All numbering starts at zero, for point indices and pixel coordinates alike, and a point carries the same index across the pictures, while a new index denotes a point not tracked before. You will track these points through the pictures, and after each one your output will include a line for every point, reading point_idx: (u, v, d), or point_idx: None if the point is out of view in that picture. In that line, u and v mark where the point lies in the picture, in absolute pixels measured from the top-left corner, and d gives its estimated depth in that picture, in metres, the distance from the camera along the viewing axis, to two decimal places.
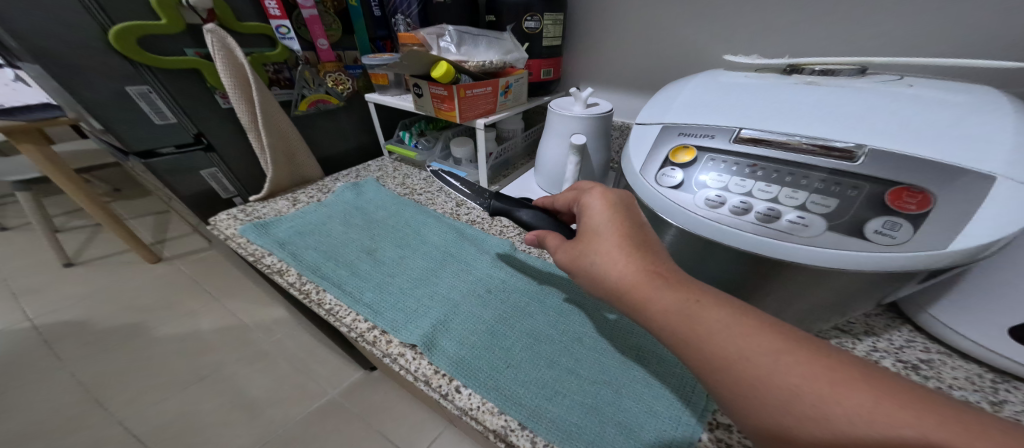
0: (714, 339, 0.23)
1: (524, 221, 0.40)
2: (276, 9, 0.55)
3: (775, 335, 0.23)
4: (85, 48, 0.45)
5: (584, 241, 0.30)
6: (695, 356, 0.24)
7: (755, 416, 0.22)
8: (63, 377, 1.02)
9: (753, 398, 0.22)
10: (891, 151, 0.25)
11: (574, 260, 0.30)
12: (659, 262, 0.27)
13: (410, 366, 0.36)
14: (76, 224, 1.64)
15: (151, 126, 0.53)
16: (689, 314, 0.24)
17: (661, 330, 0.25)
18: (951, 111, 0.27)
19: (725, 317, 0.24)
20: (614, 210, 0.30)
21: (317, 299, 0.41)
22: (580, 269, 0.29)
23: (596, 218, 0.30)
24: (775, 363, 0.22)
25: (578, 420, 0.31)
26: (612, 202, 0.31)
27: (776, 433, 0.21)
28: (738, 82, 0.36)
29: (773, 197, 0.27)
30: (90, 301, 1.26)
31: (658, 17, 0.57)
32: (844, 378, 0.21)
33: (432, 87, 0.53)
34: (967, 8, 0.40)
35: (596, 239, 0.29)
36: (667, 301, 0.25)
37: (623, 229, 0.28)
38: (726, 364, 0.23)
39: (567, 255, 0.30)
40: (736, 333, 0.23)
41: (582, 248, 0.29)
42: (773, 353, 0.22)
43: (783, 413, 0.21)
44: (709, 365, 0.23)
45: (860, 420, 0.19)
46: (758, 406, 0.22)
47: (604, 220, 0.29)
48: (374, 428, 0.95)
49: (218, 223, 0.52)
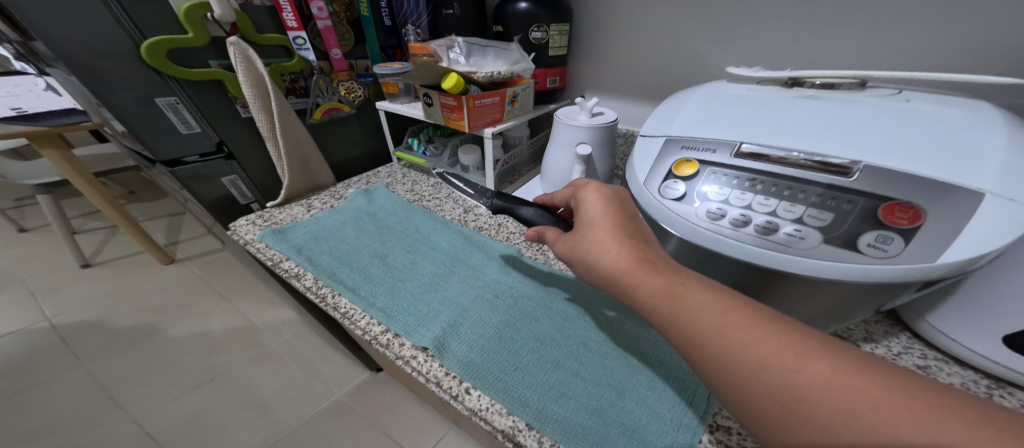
0: (698, 319, 0.24)
1: (525, 217, 0.43)
2: (293, 20, 0.57)
3: (754, 315, 0.24)
4: (116, 62, 0.47)
5: (579, 230, 0.31)
6: (681, 337, 0.25)
7: (736, 393, 0.23)
8: (80, 375, 1.06)
9: (729, 370, 0.23)
10: (886, 167, 0.26)
11: (571, 250, 0.32)
12: (649, 250, 0.28)
13: (423, 368, 0.37)
14: (93, 225, 1.68)
15: (177, 136, 0.56)
16: (675, 295, 0.26)
17: (649, 312, 0.26)
18: (945, 127, 0.28)
19: (709, 298, 0.25)
20: (607, 202, 0.32)
21: (333, 303, 0.43)
22: (577, 258, 0.31)
23: (591, 210, 0.32)
24: (746, 337, 0.23)
25: (582, 421, 0.33)
26: (607, 195, 0.33)
27: (752, 407, 0.22)
28: (739, 96, 0.38)
29: (772, 211, 0.28)
30: (106, 301, 1.29)
31: (662, 29, 0.59)
32: (817, 352, 0.22)
33: (442, 97, 0.54)
34: (965, 23, 0.41)
35: (591, 228, 0.31)
36: (656, 283, 0.26)
37: (616, 221, 0.30)
38: (704, 341, 0.24)
39: (566, 246, 0.32)
40: (718, 312, 0.24)
41: (578, 238, 0.31)
42: (751, 329, 0.23)
43: (760, 387, 0.22)
44: (695, 343, 0.24)
45: (822, 387, 0.20)
46: (732, 380, 0.23)
47: (598, 213, 0.31)
48: (380, 428, 0.97)
49: (237, 228, 0.54)
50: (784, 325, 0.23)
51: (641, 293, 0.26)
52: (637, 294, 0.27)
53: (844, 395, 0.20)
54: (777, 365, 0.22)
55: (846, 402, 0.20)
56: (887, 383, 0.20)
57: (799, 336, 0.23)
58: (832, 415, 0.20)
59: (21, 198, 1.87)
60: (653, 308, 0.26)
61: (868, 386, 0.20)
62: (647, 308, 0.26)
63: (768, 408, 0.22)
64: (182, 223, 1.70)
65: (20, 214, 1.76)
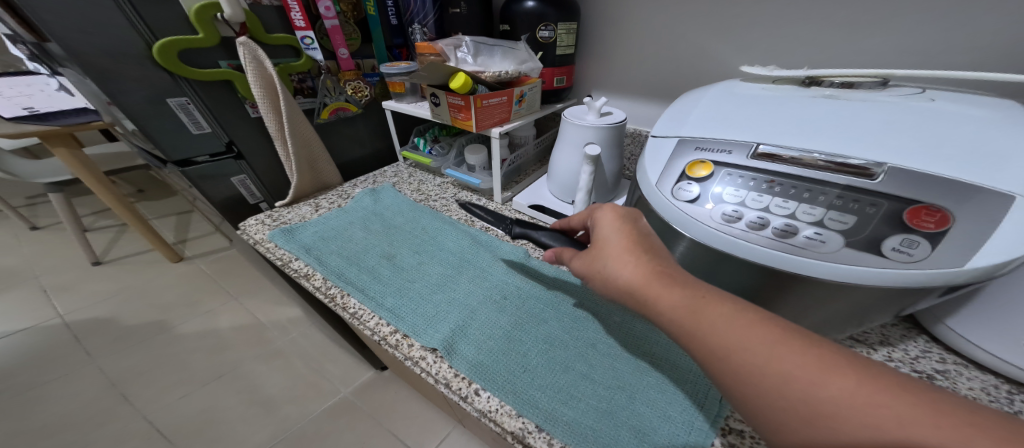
0: (717, 332, 0.24)
1: (542, 242, 0.41)
2: (301, 20, 0.58)
3: (777, 329, 0.23)
4: (130, 63, 0.48)
5: (595, 248, 0.31)
6: (699, 350, 0.25)
7: (761, 411, 0.23)
8: (92, 371, 1.07)
9: (748, 386, 0.23)
10: (911, 168, 0.25)
11: (586, 266, 0.31)
12: (666, 264, 0.28)
13: (431, 369, 0.37)
14: (103, 223, 1.70)
15: (188, 136, 0.56)
16: (694, 309, 0.25)
17: (667, 325, 0.26)
18: (970, 127, 0.27)
19: (728, 311, 0.25)
20: (623, 219, 0.31)
21: (342, 303, 0.44)
22: (592, 274, 0.31)
23: (606, 228, 0.32)
24: (769, 351, 0.22)
25: (593, 423, 0.32)
26: (622, 214, 0.32)
27: (773, 423, 0.22)
28: (752, 96, 0.37)
29: (790, 213, 0.28)
30: (116, 298, 1.31)
31: (671, 27, 0.58)
32: (845, 369, 0.21)
33: (449, 97, 0.54)
34: (986, 20, 0.40)
35: (606, 244, 0.30)
36: (677, 298, 0.26)
37: (631, 236, 0.30)
38: (722, 354, 0.24)
39: (581, 263, 0.32)
40: (738, 325, 0.24)
41: (593, 253, 0.31)
42: (775, 344, 0.23)
43: (786, 406, 0.21)
44: (715, 357, 0.24)
45: (847, 404, 0.20)
46: (752, 394, 0.23)
47: (613, 230, 0.31)
48: (385, 426, 0.97)
49: (247, 228, 0.54)
50: (805, 338, 0.23)
51: (655, 301, 0.26)
52: (653, 302, 0.27)
53: (873, 412, 0.19)
54: (801, 382, 0.21)
55: (872, 418, 0.19)
56: (914, 397, 0.20)
57: (825, 351, 0.22)
58: (857, 435, 0.19)
59: (33, 197, 1.90)
60: (668, 315, 0.26)
61: (896, 404, 0.20)
62: (661, 313, 0.26)
63: (788, 423, 0.21)
64: (190, 222, 1.72)
65: (32, 212, 1.78)
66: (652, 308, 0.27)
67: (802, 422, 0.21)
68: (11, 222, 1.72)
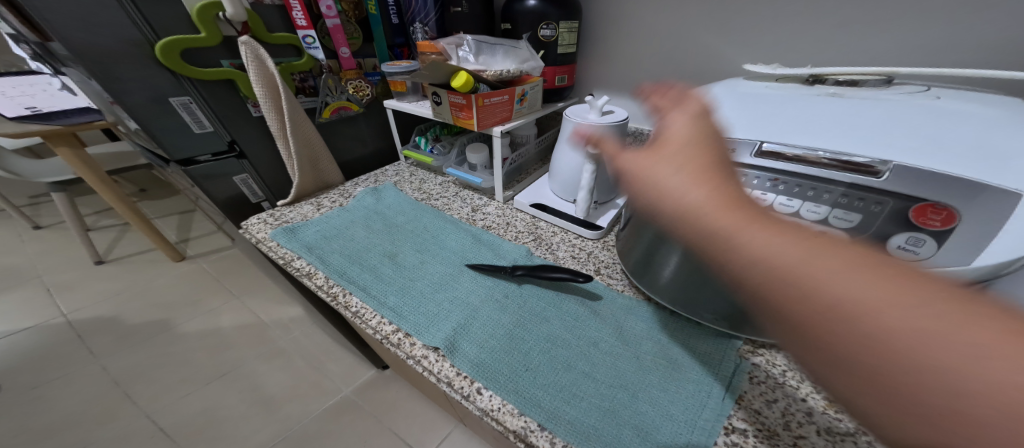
0: (818, 281, 0.17)
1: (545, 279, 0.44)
2: (302, 19, 0.57)
3: (936, 289, 0.15)
4: (133, 62, 0.48)
5: (651, 145, 0.24)
6: (774, 302, 0.18)
7: (854, 394, 0.16)
8: (95, 370, 1.08)
9: (847, 353, 0.16)
10: (919, 166, 0.25)
11: (638, 168, 0.24)
12: (742, 185, 0.21)
13: (433, 368, 0.37)
14: (106, 222, 1.71)
15: (190, 135, 0.57)
16: (783, 245, 0.18)
17: (734, 262, 0.19)
18: (977, 124, 0.27)
19: (842, 253, 0.17)
20: (699, 123, 0.25)
21: (344, 302, 0.43)
22: (641, 180, 0.24)
23: (677, 126, 0.25)
24: (911, 314, 0.15)
25: (595, 422, 0.32)
26: (701, 116, 0.26)
27: (863, 408, 0.16)
28: (756, 94, 0.37)
29: (794, 211, 0.29)
30: (119, 297, 1.32)
31: (673, 25, 0.58)
32: None
33: (451, 96, 0.54)
34: (989, 19, 0.40)
35: (669, 146, 0.23)
36: (752, 223, 0.19)
37: (706, 142, 0.23)
38: (822, 310, 0.16)
39: (632, 161, 0.24)
40: (859, 274, 0.16)
41: (649, 153, 0.24)
42: (930, 308, 0.15)
43: (906, 393, 0.15)
44: (803, 316, 0.17)
45: None
46: (848, 367, 0.16)
47: (685, 129, 0.24)
48: (386, 425, 0.97)
49: (249, 227, 0.54)
50: (988, 312, 0.14)
51: (697, 213, 0.20)
52: (693, 215, 0.20)
53: None
54: (959, 365, 0.14)
55: None
56: None
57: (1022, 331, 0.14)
58: None
59: (36, 196, 1.91)
60: (708, 227, 0.20)
61: None
62: (704, 225, 0.20)
63: (903, 416, 0.15)
64: (192, 221, 1.72)
65: (35, 211, 1.79)
66: (694, 220, 0.20)
67: (903, 368, 0.15)
68: (15, 221, 1.73)
